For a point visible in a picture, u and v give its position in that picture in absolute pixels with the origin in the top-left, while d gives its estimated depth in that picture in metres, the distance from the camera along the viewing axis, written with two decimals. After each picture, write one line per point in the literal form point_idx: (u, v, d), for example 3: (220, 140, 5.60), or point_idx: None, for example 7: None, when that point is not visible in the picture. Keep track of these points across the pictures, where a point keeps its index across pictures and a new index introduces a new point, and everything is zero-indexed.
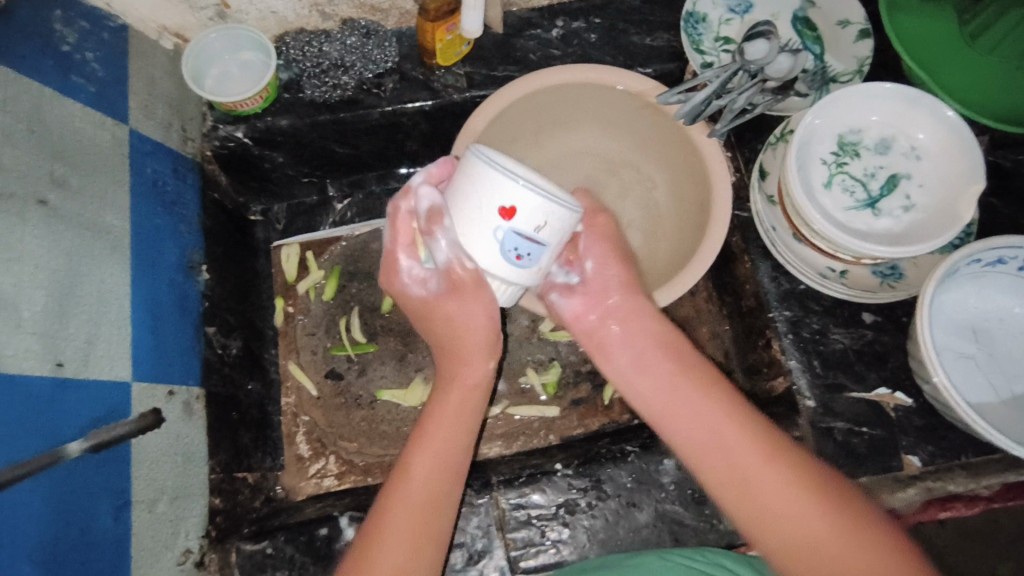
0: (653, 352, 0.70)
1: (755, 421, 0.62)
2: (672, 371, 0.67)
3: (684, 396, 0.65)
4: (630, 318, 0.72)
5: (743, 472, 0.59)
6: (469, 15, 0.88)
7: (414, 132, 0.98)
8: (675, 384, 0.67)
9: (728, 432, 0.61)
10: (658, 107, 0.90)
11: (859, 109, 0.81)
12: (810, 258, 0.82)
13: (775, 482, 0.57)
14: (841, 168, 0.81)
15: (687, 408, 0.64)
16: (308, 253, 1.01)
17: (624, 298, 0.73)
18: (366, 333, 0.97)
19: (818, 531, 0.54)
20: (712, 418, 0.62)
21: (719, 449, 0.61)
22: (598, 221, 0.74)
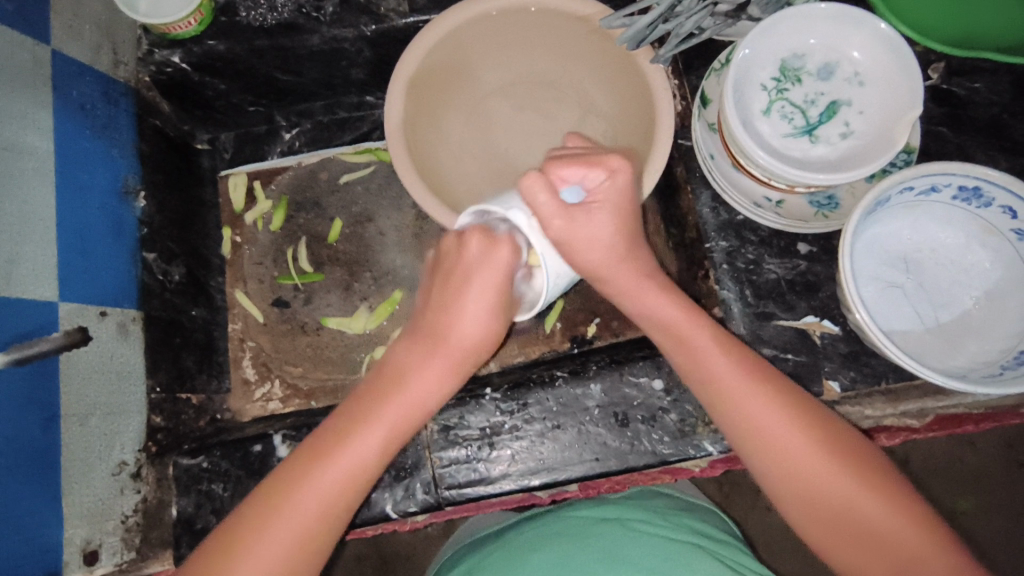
0: (667, 312, 0.69)
1: (769, 376, 0.66)
2: (686, 326, 0.68)
3: (708, 360, 0.67)
4: (626, 277, 0.69)
5: (767, 430, 0.64)
6: None
7: (358, 59, 0.96)
8: (694, 339, 0.68)
9: (748, 391, 0.65)
10: (603, 33, 0.87)
11: (802, 32, 0.79)
12: (746, 188, 0.81)
13: (791, 436, 0.63)
14: (781, 94, 0.79)
15: (706, 363, 0.67)
16: (255, 183, 1.01)
17: (618, 263, 0.68)
18: (313, 263, 0.98)
19: (833, 480, 0.62)
20: (726, 381, 0.66)
21: (741, 406, 0.65)
22: (553, 232, 0.61)
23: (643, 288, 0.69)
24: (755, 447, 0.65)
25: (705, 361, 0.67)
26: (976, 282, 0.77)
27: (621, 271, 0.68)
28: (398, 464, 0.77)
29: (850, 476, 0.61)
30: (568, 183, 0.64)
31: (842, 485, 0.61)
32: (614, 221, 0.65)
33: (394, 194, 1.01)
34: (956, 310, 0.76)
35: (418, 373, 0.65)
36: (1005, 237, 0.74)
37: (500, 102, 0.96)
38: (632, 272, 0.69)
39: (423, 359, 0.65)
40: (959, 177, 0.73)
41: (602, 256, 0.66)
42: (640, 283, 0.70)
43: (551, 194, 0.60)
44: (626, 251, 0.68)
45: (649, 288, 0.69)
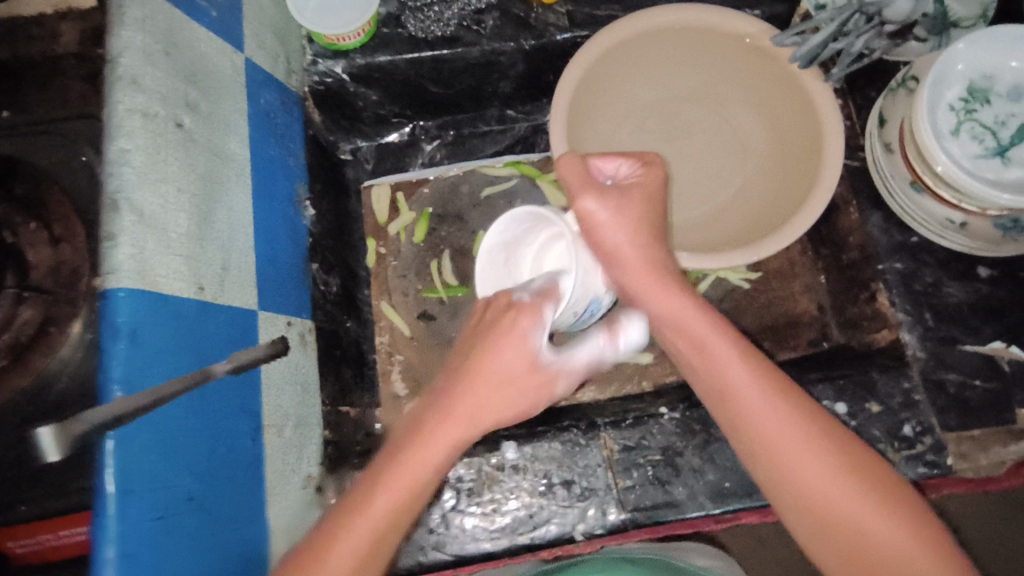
0: (698, 349, 0.65)
1: (787, 388, 0.63)
2: (727, 359, 0.64)
3: (738, 395, 0.63)
4: (662, 298, 0.67)
5: (800, 463, 0.59)
6: None
7: (511, 73, 0.96)
8: (699, 338, 0.65)
9: (783, 420, 0.61)
10: (769, 51, 0.86)
11: (996, 53, 0.77)
12: (929, 210, 0.79)
13: (826, 473, 0.59)
14: (970, 115, 0.78)
15: (737, 392, 0.63)
16: (398, 194, 1.00)
17: (640, 254, 0.68)
18: (457, 276, 0.97)
19: (858, 518, 0.57)
20: (732, 380, 0.63)
21: (772, 435, 0.61)
22: (584, 208, 0.67)
23: (665, 298, 0.67)
24: (791, 480, 0.59)
25: (716, 362, 0.64)
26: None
27: (652, 283, 0.67)
28: (579, 484, 0.74)
29: (845, 479, 0.58)
30: (604, 176, 0.71)
31: (830, 484, 0.58)
32: (630, 230, 0.68)
33: (537, 208, 1.00)
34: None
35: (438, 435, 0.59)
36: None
37: (650, 122, 0.95)
38: (669, 298, 0.67)
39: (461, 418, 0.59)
40: None
41: (630, 258, 0.68)
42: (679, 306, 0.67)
43: (586, 168, 0.69)
44: (648, 254, 0.68)
45: (692, 313, 0.66)
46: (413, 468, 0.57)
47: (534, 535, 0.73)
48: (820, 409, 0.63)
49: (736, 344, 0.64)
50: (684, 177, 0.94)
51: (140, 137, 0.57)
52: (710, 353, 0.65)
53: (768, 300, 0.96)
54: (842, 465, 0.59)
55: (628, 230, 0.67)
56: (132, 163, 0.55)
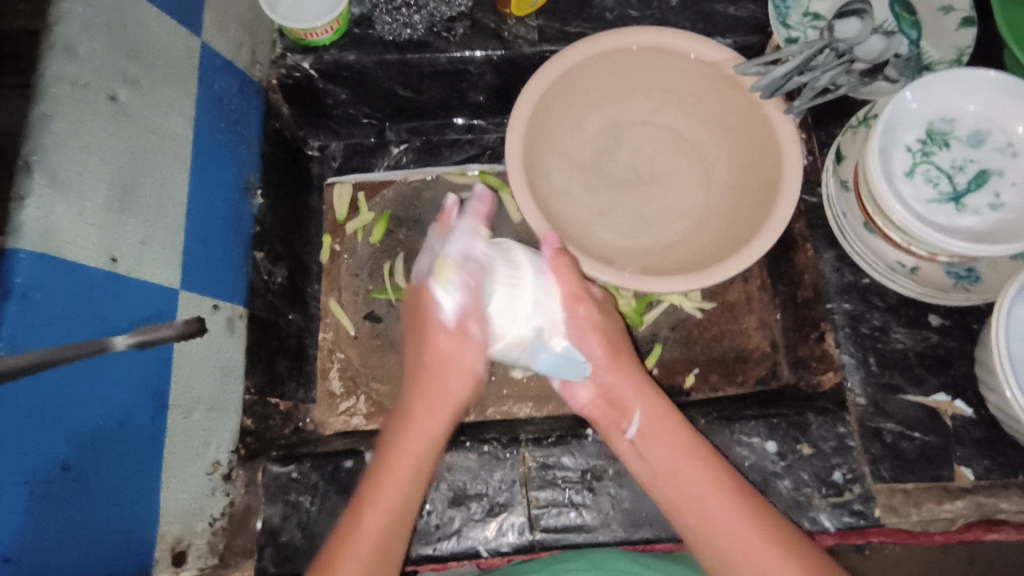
0: (673, 455, 0.66)
1: (743, 494, 0.63)
2: (693, 471, 0.64)
3: (709, 507, 0.62)
4: (641, 397, 0.70)
5: (736, 545, 0.60)
6: None
7: (480, 82, 0.97)
8: (677, 459, 0.65)
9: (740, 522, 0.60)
10: (735, 81, 0.87)
11: (956, 98, 0.77)
12: (878, 251, 0.78)
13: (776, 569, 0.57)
14: (927, 157, 0.76)
15: (701, 498, 0.63)
16: (360, 194, 1.01)
17: (626, 377, 0.70)
18: (409, 280, 0.96)
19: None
20: (698, 494, 0.63)
21: (719, 531, 0.61)
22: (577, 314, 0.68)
23: (656, 407, 0.69)
24: (733, 565, 0.60)
25: (687, 478, 0.64)
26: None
27: (659, 420, 0.68)
28: (491, 498, 0.73)
29: None
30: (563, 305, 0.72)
31: None
32: (599, 337, 0.70)
33: (497, 218, 1.00)
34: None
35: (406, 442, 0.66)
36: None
37: (604, 143, 0.95)
38: (652, 400, 0.70)
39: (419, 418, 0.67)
40: None
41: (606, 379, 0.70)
42: (656, 410, 0.69)
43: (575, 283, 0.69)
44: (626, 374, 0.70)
45: (665, 414, 0.69)
46: (394, 477, 0.64)
47: (438, 547, 0.71)
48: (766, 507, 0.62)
49: (700, 455, 0.65)
50: (644, 199, 0.93)
51: (66, 107, 0.58)
52: (684, 456, 0.65)
53: (719, 332, 0.94)
54: (792, 554, 0.58)
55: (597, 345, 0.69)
56: (51, 130, 0.57)
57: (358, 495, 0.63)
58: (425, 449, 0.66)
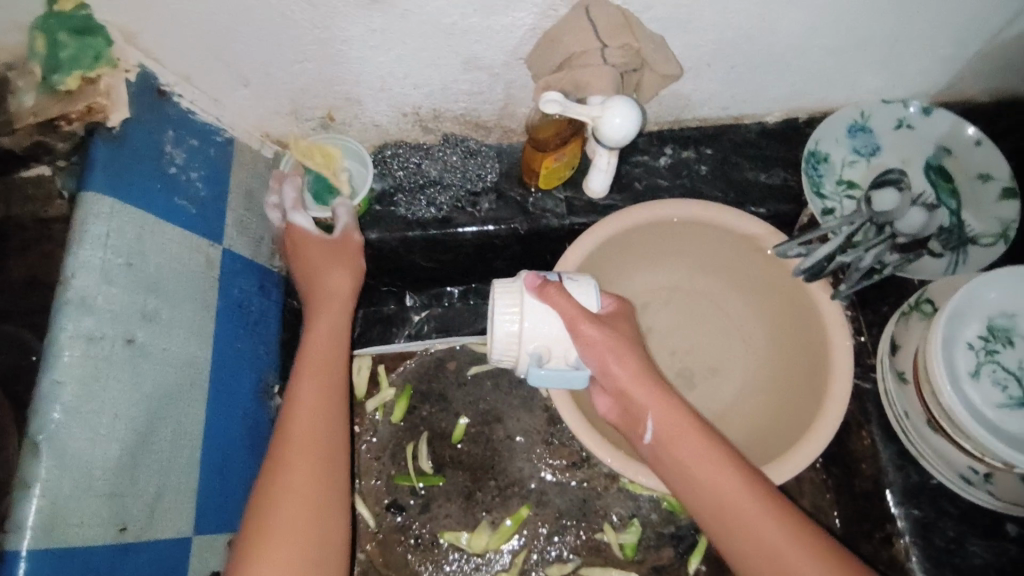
0: (694, 457, 0.65)
1: (782, 505, 0.62)
2: (710, 468, 0.64)
3: (742, 511, 0.62)
4: (665, 411, 0.66)
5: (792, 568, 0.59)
6: (597, 176, 0.85)
7: (505, 252, 0.94)
8: (701, 464, 0.64)
9: (804, 558, 0.58)
10: (773, 259, 0.84)
11: (1015, 293, 0.73)
12: (946, 454, 0.72)
13: None
14: (991, 356, 0.72)
15: (748, 526, 0.61)
16: (380, 367, 0.96)
17: (637, 373, 0.68)
18: (434, 463, 0.90)
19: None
20: (729, 497, 0.62)
21: (757, 539, 0.61)
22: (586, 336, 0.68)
23: (666, 403, 0.67)
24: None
25: (708, 477, 0.64)
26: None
27: (659, 394, 0.67)
28: None
29: None
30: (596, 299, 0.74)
31: None
32: (622, 357, 0.68)
33: (526, 389, 0.94)
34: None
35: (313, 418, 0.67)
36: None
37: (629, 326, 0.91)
38: (670, 408, 0.67)
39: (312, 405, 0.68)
40: None
41: (642, 394, 0.67)
42: (666, 410, 0.67)
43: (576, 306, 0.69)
44: (641, 370, 0.68)
45: (684, 426, 0.66)
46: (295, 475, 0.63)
47: None
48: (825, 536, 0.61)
49: (724, 451, 0.65)
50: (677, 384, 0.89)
51: (78, 367, 0.54)
52: (725, 472, 0.63)
53: None
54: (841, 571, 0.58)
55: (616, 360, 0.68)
56: (61, 399, 0.52)
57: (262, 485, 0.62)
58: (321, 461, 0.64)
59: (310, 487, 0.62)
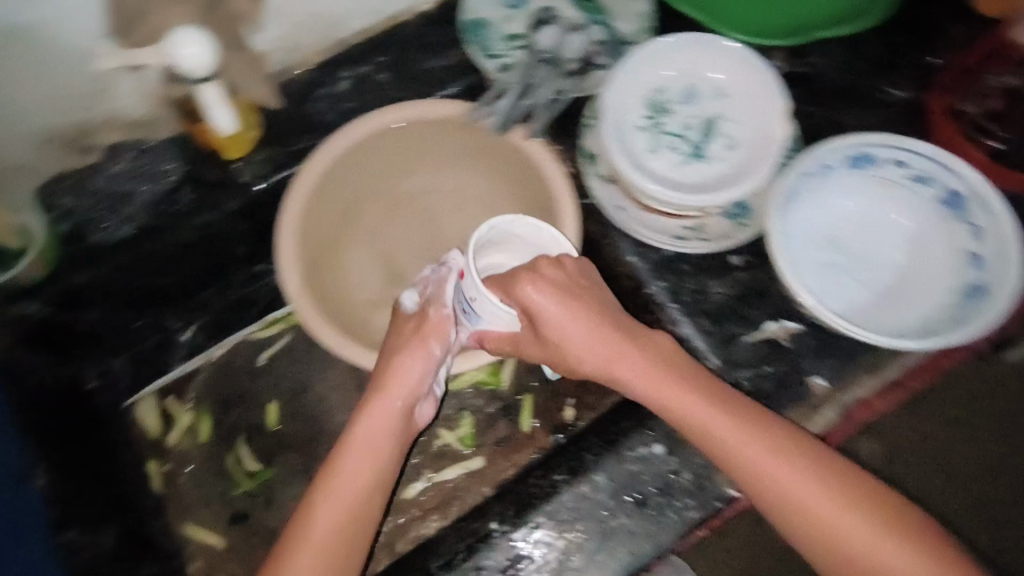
0: (632, 373, 0.68)
1: (727, 396, 0.67)
2: (633, 366, 0.68)
3: (685, 405, 0.66)
4: (600, 334, 0.68)
5: (740, 456, 0.63)
6: (217, 113, 0.78)
7: (237, 234, 0.90)
8: (646, 375, 0.68)
9: (769, 459, 0.62)
10: (471, 129, 0.87)
11: (657, 68, 0.81)
12: (660, 226, 0.82)
13: (783, 466, 0.62)
14: (659, 129, 0.81)
15: (707, 428, 0.65)
16: (166, 400, 0.91)
17: (597, 308, 0.69)
18: (260, 459, 0.89)
19: (832, 516, 0.60)
20: (673, 399, 0.67)
21: (708, 430, 0.65)
22: (548, 321, 0.67)
23: (608, 333, 0.69)
24: (739, 473, 0.64)
25: (658, 387, 0.67)
26: (903, 233, 0.81)
27: (598, 328, 0.68)
28: None
29: (829, 478, 0.62)
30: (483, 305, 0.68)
31: (787, 477, 0.62)
32: (586, 307, 0.68)
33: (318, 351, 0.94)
34: (895, 268, 0.80)
35: (355, 455, 0.68)
36: (905, 187, 0.81)
37: (361, 275, 0.92)
38: (590, 338, 0.68)
39: (355, 450, 0.68)
40: (837, 149, 0.79)
41: (597, 350, 0.69)
42: (609, 337, 0.68)
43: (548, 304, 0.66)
44: (573, 307, 0.67)
45: (631, 350, 0.69)
46: (337, 511, 0.65)
47: None
48: (804, 431, 0.66)
49: (658, 362, 0.68)
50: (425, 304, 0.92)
51: None
52: (683, 395, 0.66)
53: None
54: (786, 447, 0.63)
55: (574, 318, 0.67)
56: None
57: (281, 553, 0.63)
58: (348, 510, 0.66)
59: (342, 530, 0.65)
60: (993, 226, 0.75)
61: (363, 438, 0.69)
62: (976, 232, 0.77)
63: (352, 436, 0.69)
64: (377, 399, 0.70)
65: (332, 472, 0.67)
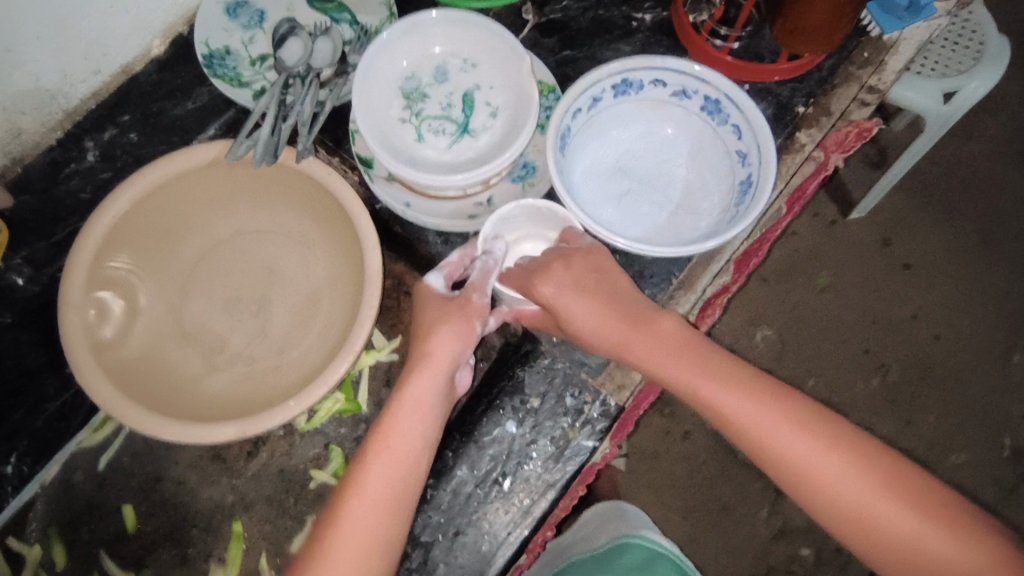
0: (613, 337, 0.69)
1: (707, 346, 0.67)
2: (613, 326, 0.69)
3: (664, 364, 0.66)
4: (593, 290, 0.70)
5: (717, 403, 0.64)
6: None
7: (25, 344, 0.85)
8: (622, 335, 0.69)
9: (740, 401, 0.62)
10: (240, 163, 0.83)
11: (400, 59, 0.81)
12: (454, 210, 0.82)
13: (755, 411, 0.62)
14: (421, 116, 0.81)
15: (683, 379, 0.66)
16: (8, 540, 0.84)
17: (587, 271, 0.71)
18: (130, 565, 0.84)
19: (799, 450, 0.60)
20: (652, 358, 0.67)
21: (684, 384, 0.65)
22: (546, 296, 0.70)
23: (589, 300, 0.69)
24: (720, 418, 0.64)
25: (635, 346, 0.68)
26: (680, 147, 0.85)
27: (583, 295, 0.69)
28: None
29: (804, 419, 0.61)
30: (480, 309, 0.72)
31: (760, 421, 0.61)
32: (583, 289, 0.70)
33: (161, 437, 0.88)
34: (682, 182, 0.84)
35: (388, 448, 0.64)
36: (673, 104, 0.83)
37: (183, 353, 0.84)
38: (589, 305, 0.69)
39: (386, 449, 0.64)
40: (602, 82, 0.79)
41: (607, 325, 0.69)
42: (594, 300, 0.69)
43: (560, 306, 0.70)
44: (581, 280, 0.70)
45: (607, 314, 0.69)
46: (357, 524, 0.60)
47: None
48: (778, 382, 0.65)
49: (636, 318, 0.69)
50: (259, 358, 0.85)
51: None
52: (684, 364, 0.66)
53: None
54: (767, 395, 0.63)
55: (581, 305, 0.69)
56: None
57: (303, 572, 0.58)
58: (378, 521, 0.61)
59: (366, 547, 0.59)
60: (748, 122, 0.77)
61: (411, 410, 0.67)
62: (738, 130, 0.79)
63: (417, 395, 0.67)
64: (403, 389, 0.68)
65: (356, 477, 0.63)
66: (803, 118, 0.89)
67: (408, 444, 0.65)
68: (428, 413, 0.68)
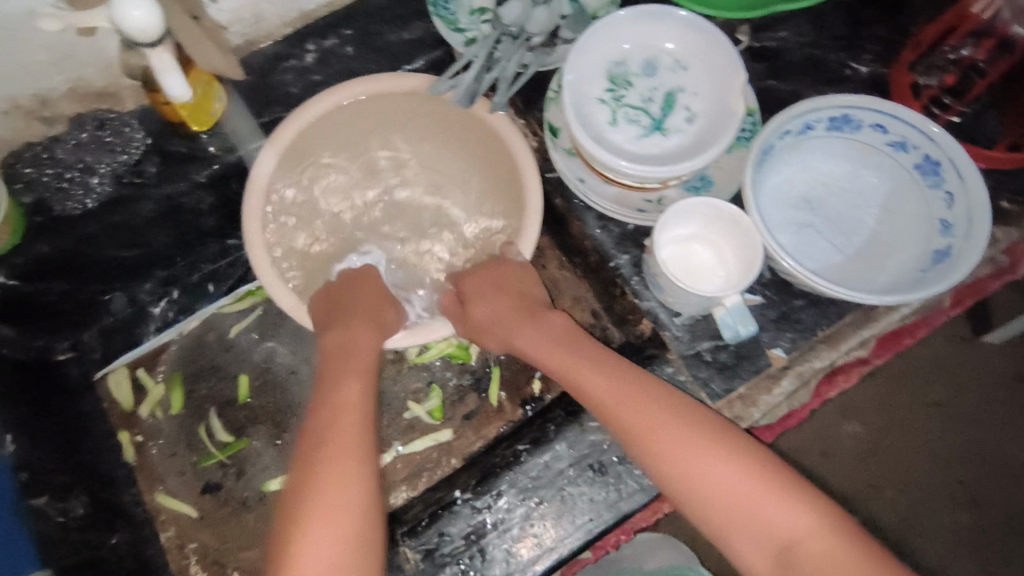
0: (604, 392, 0.70)
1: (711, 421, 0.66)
2: (614, 383, 0.70)
3: (659, 424, 0.66)
4: (565, 351, 0.75)
5: (711, 478, 0.62)
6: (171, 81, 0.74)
7: (204, 208, 0.91)
8: (623, 388, 0.69)
9: (735, 474, 0.61)
10: (437, 99, 0.87)
11: (616, 42, 0.82)
12: (624, 200, 0.83)
13: (752, 485, 0.61)
14: (620, 102, 0.82)
15: (674, 445, 0.65)
16: (139, 372, 0.93)
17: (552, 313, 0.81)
18: (232, 430, 0.91)
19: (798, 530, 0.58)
20: (649, 419, 0.67)
21: (680, 453, 0.64)
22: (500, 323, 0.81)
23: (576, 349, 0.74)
24: (707, 498, 0.62)
25: (628, 406, 0.68)
26: (875, 198, 0.82)
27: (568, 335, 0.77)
28: None
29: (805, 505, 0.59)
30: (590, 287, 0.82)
31: (751, 488, 0.60)
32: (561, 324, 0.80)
33: (288, 325, 0.95)
34: (869, 232, 0.81)
35: (344, 373, 0.73)
36: (885, 153, 0.81)
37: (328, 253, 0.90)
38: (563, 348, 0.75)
39: (351, 373, 0.73)
40: (823, 109, 0.79)
41: (586, 370, 0.72)
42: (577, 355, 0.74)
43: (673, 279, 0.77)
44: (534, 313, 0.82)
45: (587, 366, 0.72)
46: (343, 431, 0.67)
47: None
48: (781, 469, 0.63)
49: (643, 378, 0.70)
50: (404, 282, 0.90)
51: None
52: (677, 432, 0.65)
53: None
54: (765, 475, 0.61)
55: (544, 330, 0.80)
56: None
57: (303, 457, 0.65)
58: (351, 426, 0.68)
59: (358, 438, 0.67)
60: (968, 192, 0.75)
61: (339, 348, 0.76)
62: (950, 198, 0.77)
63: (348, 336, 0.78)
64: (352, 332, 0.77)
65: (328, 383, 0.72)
66: (1003, 214, 0.84)
67: (360, 366, 0.74)
68: (363, 355, 0.76)
